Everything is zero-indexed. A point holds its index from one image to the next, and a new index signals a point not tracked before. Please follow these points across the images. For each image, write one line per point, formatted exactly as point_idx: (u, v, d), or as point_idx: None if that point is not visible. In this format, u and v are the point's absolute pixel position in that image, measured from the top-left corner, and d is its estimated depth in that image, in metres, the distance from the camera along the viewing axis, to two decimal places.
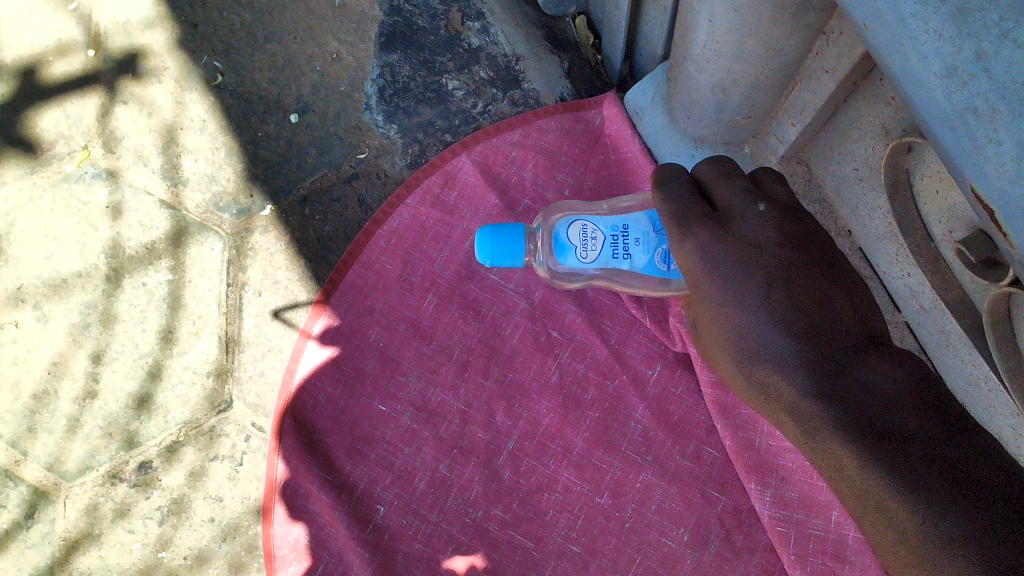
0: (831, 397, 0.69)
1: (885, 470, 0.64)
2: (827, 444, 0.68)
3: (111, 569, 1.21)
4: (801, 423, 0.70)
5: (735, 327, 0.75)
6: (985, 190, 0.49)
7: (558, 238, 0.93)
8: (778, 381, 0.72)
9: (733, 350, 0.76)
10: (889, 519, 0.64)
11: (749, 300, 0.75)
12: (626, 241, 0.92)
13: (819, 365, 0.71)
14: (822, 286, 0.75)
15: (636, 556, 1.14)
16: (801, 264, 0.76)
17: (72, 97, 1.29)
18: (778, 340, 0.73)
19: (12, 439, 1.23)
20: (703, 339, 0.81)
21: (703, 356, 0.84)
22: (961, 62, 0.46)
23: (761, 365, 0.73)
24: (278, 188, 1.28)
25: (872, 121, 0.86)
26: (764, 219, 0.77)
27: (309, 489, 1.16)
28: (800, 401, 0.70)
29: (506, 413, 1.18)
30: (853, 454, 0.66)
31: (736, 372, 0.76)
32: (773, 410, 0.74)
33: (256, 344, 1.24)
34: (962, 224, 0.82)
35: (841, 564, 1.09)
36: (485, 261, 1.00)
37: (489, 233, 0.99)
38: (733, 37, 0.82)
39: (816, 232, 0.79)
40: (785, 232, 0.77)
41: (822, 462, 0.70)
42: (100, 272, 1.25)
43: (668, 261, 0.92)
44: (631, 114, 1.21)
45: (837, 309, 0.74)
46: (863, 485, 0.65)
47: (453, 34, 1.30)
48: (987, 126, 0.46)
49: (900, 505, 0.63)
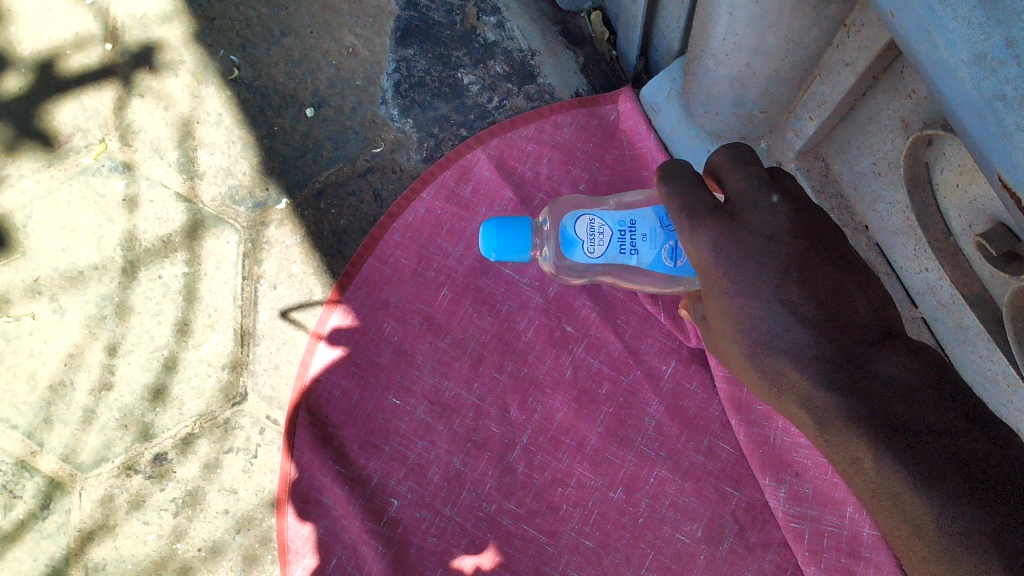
0: (844, 388, 0.69)
1: (902, 463, 0.64)
2: (842, 438, 0.68)
3: (126, 560, 1.21)
4: (815, 416, 0.70)
5: (749, 319, 0.75)
6: (1014, 178, 0.48)
7: (566, 233, 0.93)
8: (792, 373, 0.72)
9: (746, 342, 0.75)
10: (904, 513, 0.64)
11: (762, 292, 0.74)
12: (633, 236, 0.91)
13: (834, 357, 0.71)
14: (837, 276, 0.75)
15: (650, 551, 1.14)
16: (815, 254, 0.75)
17: (88, 89, 1.29)
18: (792, 331, 0.73)
19: (28, 430, 1.23)
20: (715, 333, 0.80)
21: (716, 349, 0.84)
22: (990, 49, 0.45)
23: (774, 357, 0.73)
24: (293, 181, 1.28)
25: (891, 115, 0.85)
26: (775, 211, 0.76)
27: (323, 481, 1.16)
28: (814, 393, 0.70)
29: (521, 408, 1.18)
30: (869, 448, 0.65)
31: (748, 364, 0.76)
32: (786, 403, 0.73)
33: (271, 337, 1.25)
34: (983, 218, 0.81)
35: (855, 561, 1.08)
36: (490, 255, 1.00)
37: (495, 226, 0.99)
38: (753, 30, 0.82)
39: (827, 222, 0.78)
40: (796, 222, 0.76)
41: (837, 456, 0.69)
42: (116, 264, 1.26)
43: (675, 257, 0.92)
44: (647, 109, 1.21)
45: (852, 299, 0.74)
46: (878, 479, 0.65)
47: (469, 29, 1.30)
48: (1015, 113, 0.45)
49: (916, 499, 0.63)
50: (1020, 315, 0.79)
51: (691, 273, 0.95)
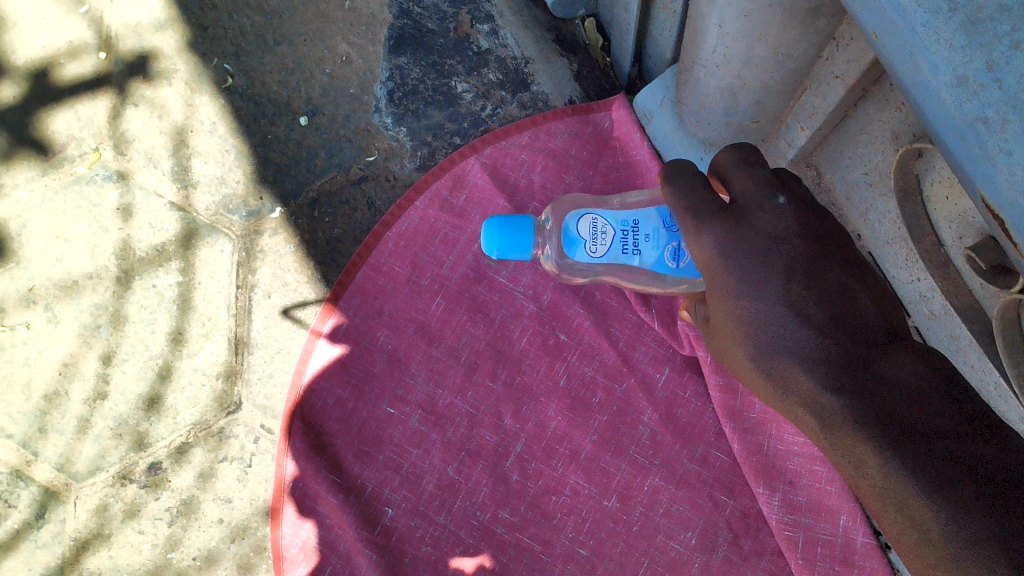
0: (849, 390, 0.66)
1: (906, 466, 0.60)
2: (846, 441, 0.65)
3: (121, 569, 1.22)
4: (820, 419, 0.67)
5: (754, 321, 0.73)
6: (996, 200, 0.48)
7: (568, 232, 0.93)
8: (798, 376, 0.70)
9: (751, 346, 0.74)
10: (909, 519, 0.60)
11: (768, 293, 0.72)
12: (636, 236, 0.91)
13: (841, 359, 0.68)
14: (843, 279, 0.73)
15: (644, 559, 1.14)
16: (822, 256, 0.74)
17: (82, 98, 1.30)
18: (799, 333, 0.71)
19: (23, 440, 1.24)
20: (721, 338, 0.79)
21: (723, 357, 0.82)
22: (972, 72, 0.44)
23: (781, 360, 0.71)
24: (288, 189, 1.29)
25: (882, 126, 0.85)
26: (783, 211, 0.74)
27: (317, 490, 1.16)
28: (819, 396, 0.68)
29: (515, 416, 1.18)
30: (873, 451, 0.62)
31: (755, 369, 0.74)
32: (794, 408, 0.71)
33: (265, 346, 1.25)
34: (972, 231, 0.81)
35: (848, 569, 1.08)
36: (492, 254, 0.99)
37: (498, 225, 0.98)
38: (743, 42, 0.82)
39: (834, 226, 0.77)
40: (804, 223, 0.74)
41: (842, 460, 0.66)
42: (110, 273, 1.26)
43: (678, 258, 0.91)
44: (641, 116, 1.21)
45: (861, 301, 0.72)
46: (884, 483, 0.61)
47: (463, 36, 1.30)
48: (997, 136, 0.45)
49: (922, 505, 0.59)
50: (1010, 328, 0.79)
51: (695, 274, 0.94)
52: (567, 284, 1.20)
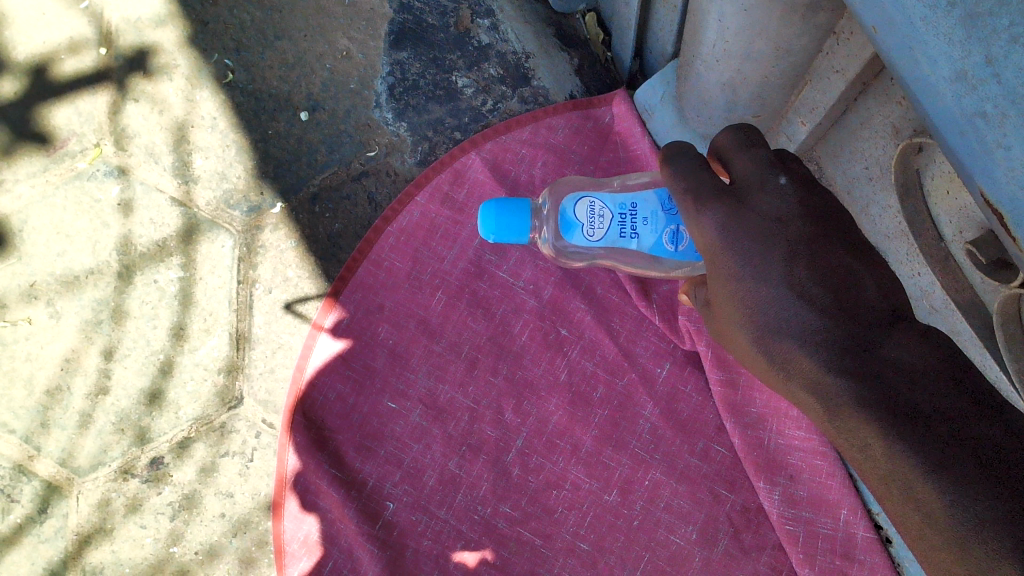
0: (854, 372, 0.65)
1: (911, 448, 0.60)
2: (850, 423, 0.64)
3: (123, 563, 1.22)
4: (823, 402, 0.66)
5: (756, 303, 0.72)
6: (994, 195, 0.48)
7: (566, 215, 0.93)
8: (801, 359, 0.69)
9: (753, 328, 0.73)
10: (913, 499, 0.60)
11: (771, 274, 0.71)
12: (634, 220, 0.91)
13: (844, 341, 0.67)
14: (846, 260, 0.72)
15: (645, 553, 1.14)
16: (825, 238, 0.72)
17: (83, 94, 1.30)
18: (802, 316, 0.70)
19: (26, 435, 1.24)
20: (720, 320, 0.78)
21: (720, 338, 0.82)
22: (971, 67, 0.44)
23: (784, 343, 0.70)
24: (289, 185, 1.29)
25: (883, 121, 0.85)
26: (784, 192, 0.73)
27: (319, 485, 1.17)
28: (823, 378, 0.67)
29: (515, 411, 1.18)
30: (878, 433, 0.62)
31: (756, 351, 0.73)
32: (796, 390, 0.70)
33: (267, 341, 1.25)
34: (972, 225, 0.81)
35: (849, 563, 1.08)
36: (489, 237, 0.99)
37: (495, 207, 0.98)
38: (744, 37, 0.83)
39: (837, 206, 0.75)
40: (806, 206, 0.73)
41: (846, 442, 0.66)
42: (111, 269, 1.26)
43: (676, 242, 0.91)
44: (642, 111, 1.21)
45: (862, 283, 0.71)
46: (889, 465, 0.61)
47: (463, 31, 1.30)
48: (997, 132, 0.45)
49: (927, 486, 0.59)
50: (1011, 324, 0.79)
51: (693, 257, 0.94)
52: (568, 280, 1.20)
